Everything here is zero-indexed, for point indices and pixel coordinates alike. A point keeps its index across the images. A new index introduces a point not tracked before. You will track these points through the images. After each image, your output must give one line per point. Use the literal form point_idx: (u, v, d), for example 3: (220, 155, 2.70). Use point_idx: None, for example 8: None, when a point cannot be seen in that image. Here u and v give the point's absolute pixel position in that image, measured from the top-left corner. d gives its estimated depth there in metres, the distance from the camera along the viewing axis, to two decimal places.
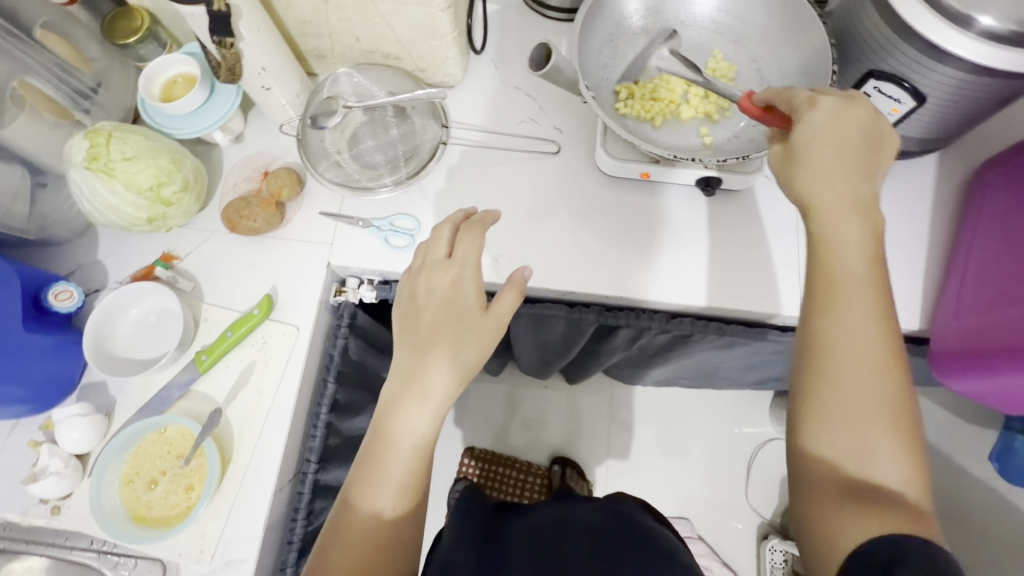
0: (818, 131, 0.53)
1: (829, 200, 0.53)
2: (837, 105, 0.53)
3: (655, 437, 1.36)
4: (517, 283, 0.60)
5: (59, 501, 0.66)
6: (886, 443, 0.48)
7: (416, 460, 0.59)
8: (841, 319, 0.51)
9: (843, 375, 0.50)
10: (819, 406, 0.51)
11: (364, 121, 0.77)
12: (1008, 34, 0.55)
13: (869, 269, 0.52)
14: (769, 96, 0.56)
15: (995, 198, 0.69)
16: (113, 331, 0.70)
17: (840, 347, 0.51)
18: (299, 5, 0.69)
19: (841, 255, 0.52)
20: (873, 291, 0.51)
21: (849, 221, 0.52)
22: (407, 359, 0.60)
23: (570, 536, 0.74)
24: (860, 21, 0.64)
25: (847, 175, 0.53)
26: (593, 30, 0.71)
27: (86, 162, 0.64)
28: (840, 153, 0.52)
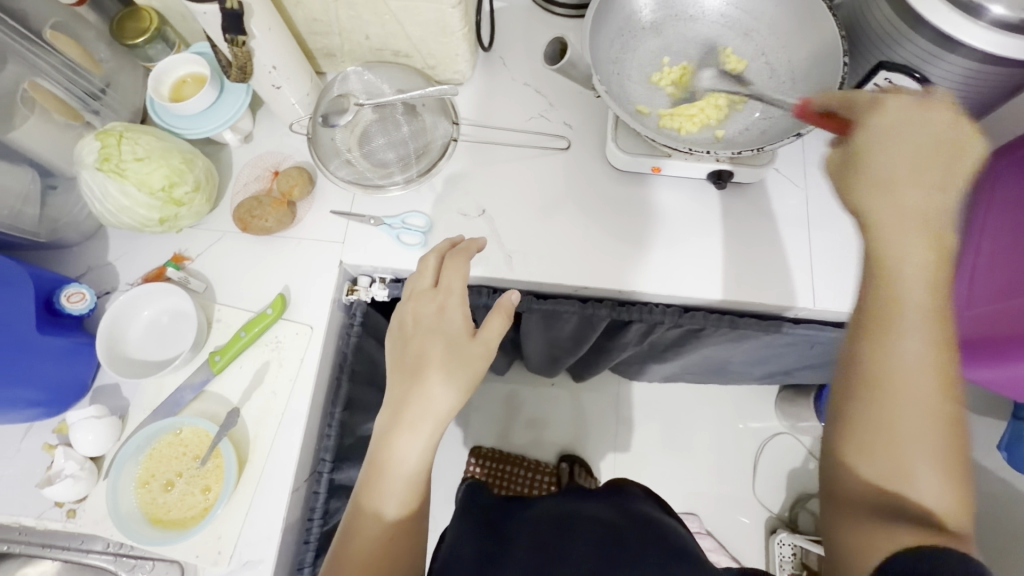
0: (874, 141, 0.50)
1: (892, 217, 0.49)
2: (903, 109, 0.50)
3: (663, 433, 1.36)
4: (504, 308, 0.61)
5: (75, 504, 0.66)
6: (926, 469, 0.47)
7: (410, 487, 0.60)
8: (899, 346, 0.48)
9: (896, 402, 0.48)
10: (863, 431, 0.49)
11: (374, 118, 0.76)
12: (1018, 22, 0.55)
13: (931, 291, 0.48)
14: (828, 100, 0.55)
15: (1007, 184, 0.69)
16: (127, 333, 0.70)
17: (896, 372, 0.48)
18: (309, 3, 0.69)
19: (906, 276, 0.49)
20: (937, 318, 0.48)
21: (916, 238, 0.49)
22: (398, 385, 0.61)
23: (575, 528, 0.74)
24: (868, 13, 0.65)
25: (917, 187, 0.49)
26: (604, 24, 0.71)
27: (97, 163, 0.64)
28: (910, 161, 0.49)
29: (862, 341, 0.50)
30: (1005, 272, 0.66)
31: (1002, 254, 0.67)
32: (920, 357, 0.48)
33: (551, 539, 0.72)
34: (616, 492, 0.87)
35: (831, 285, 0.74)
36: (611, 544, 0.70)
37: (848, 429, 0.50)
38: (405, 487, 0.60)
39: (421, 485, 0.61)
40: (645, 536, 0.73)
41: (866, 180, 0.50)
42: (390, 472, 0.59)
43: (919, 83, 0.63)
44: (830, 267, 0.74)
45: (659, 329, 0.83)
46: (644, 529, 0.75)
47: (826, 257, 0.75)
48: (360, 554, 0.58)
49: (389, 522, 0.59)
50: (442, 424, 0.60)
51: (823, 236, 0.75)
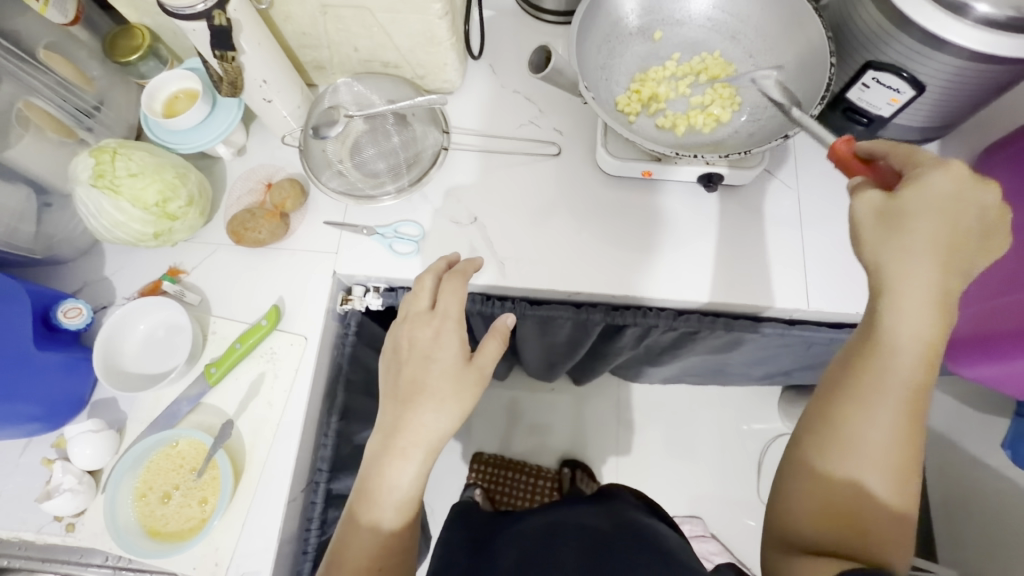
0: (921, 203, 0.46)
1: (902, 292, 0.47)
2: (961, 181, 0.46)
3: (668, 436, 1.35)
4: (500, 332, 0.62)
5: (73, 518, 0.66)
6: (871, 492, 0.49)
7: (401, 513, 0.60)
8: (872, 415, 0.49)
9: (854, 462, 0.50)
10: (821, 467, 0.51)
11: (365, 129, 0.77)
12: (1005, 20, 0.55)
13: (922, 372, 0.48)
14: (879, 147, 0.51)
15: (1000, 180, 0.69)
16: (123, 347, 0.71)
17: (864, 434, 0.49)
18: (298, 17, 0.70)
19: (900, 354, 0.48)
20: (914, 398, 0.49)
21: (921, 315, 0.47)
22: (389, 410, 0.61)
23: (562, 530, 0.76)
24: (857, 14, 0.65)
25: (931, 263, 0.47)
26: (591, 31, 0.71)
27: (92, 179, 0.65)
28: (937, 234, 0.46)
29: (847, 397, 0.50)
30: (999, 266, 0.65)
31: (999, 247, 0.66)
32: (890, 432, 0.49)
33: (537, 552, 0.72)
34: (606, 501, 0.86)
35: (826, 287, 0.73)
36: (596, 556, 0.69)
37: (807, 465, 0.52)
38: (397, 509, 0.60)
39: (414, 509, 0.61)
40: (635, 543, 0.72)
41: (893, 244, 0.47)
42: (381, 493, 0.60)
43: (907, 82, 0.63)
44: (823, 268, 0.74)
45: (653, 333, 0.83)
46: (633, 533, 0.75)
47: (820, 257, 0.75)
48: (353, 565, 0.58)
49: (380, 536, 0.60)
50: (433, 450, 0.60)
51: (816, 237, 0.75)
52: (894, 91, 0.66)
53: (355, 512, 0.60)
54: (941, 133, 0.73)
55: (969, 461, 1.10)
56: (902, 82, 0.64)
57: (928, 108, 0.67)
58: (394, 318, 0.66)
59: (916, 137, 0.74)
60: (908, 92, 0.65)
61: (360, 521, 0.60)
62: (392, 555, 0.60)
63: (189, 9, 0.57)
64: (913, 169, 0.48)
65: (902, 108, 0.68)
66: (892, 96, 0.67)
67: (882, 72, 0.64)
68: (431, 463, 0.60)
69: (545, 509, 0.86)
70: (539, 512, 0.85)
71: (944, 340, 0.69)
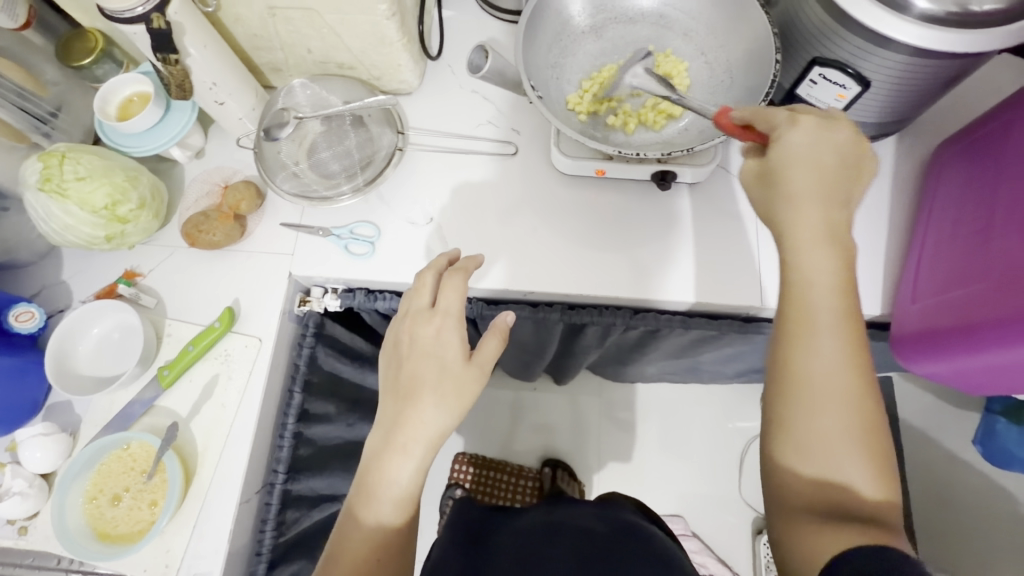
0: (785, 156, 0.52)
1: (802, 238, 0.52)
2: (809, 132, 0.52)
3: (661, 434, 1.35)
4: (500, 329, 0.61)
5: (26, 521, 0.67)
6: (841, 437, 0.50)
7: (400, 510, 0.60)
8: (813, 353, 0.51)
9: (816, 404, 0.50)
10: (791, 429, 0.51)
11: (321, 131, 0.77)
12: (946, 15, 0.54)
13: (840, 300, 0.51)
14: (746, 115, 0.56)
15: (952, 175, 0.69)
16: (76, 350, 0.71)
17: (812, 376, 0.50)
18: (248, 20, 0.70)
19: (814, 279, 0.51)
20: (846, 322, 0.51)
21: (822, 252, 0.51)
22: (390, 406, 0.60)
23: (558, 536, 0.74)
24: (803, 12, 0.64)
25: (814, 201, 0.51)
26: (540, 30, 0.71)
27: (39, 184, 0.66)
28: (814, 183, 0.51)
29: (785, 338, 0.52)
30: (946, 262, 0.65)
31: (944, 242, 0.66)
32: (835, 360, 0.50)
33: (534, 553, 0.72)
34: (604, 502, 0.85)
35: (782, 284, 0.73)
36: (590, 560, 0.69)
37: (781, 431, 0.52)
38: (395, 503, 0.59)
39: (413, 505, 0.61)
40: (631, 546, 0.72)
41: (779, 198, 0.53)
42: (381, 488, 0.59)
43: (853, 78, 0.63)
44: (776, 266, 0.74)
45: (616, 332, 0.82)
46: (628, 535, 0.75)
47: (776, 254, 0.74)
48: (351, 560, 0.58)
49: (381, 531, 0.59)
50: (433, 447, 0.59)
51: (771, 235, 0.75)
52: (841, 87, 0.65)
53: (356, 499, 0.59)
54: (897, 128, 0.73)
55: (945, 458, 1.09)
56: (848, 78, 0.64)
57: (878, 104, 0.67)
58: (395, 315, 0.64)
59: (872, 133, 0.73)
60: (854, 88, 0.65)
61: (361, 516, 0.59)
62: (389, 554, 0.59)
63: (127, 13, 0.57)
64: (770, 128, 0.54)
65: (852, 103, 0.68)
66: (839, 92, 0.66)
67: (827, 68, 0.64)
68: (430, 461, 0.59)
69: (546, 505, 0.85)
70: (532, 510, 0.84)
71: (897, 336, 0.69)
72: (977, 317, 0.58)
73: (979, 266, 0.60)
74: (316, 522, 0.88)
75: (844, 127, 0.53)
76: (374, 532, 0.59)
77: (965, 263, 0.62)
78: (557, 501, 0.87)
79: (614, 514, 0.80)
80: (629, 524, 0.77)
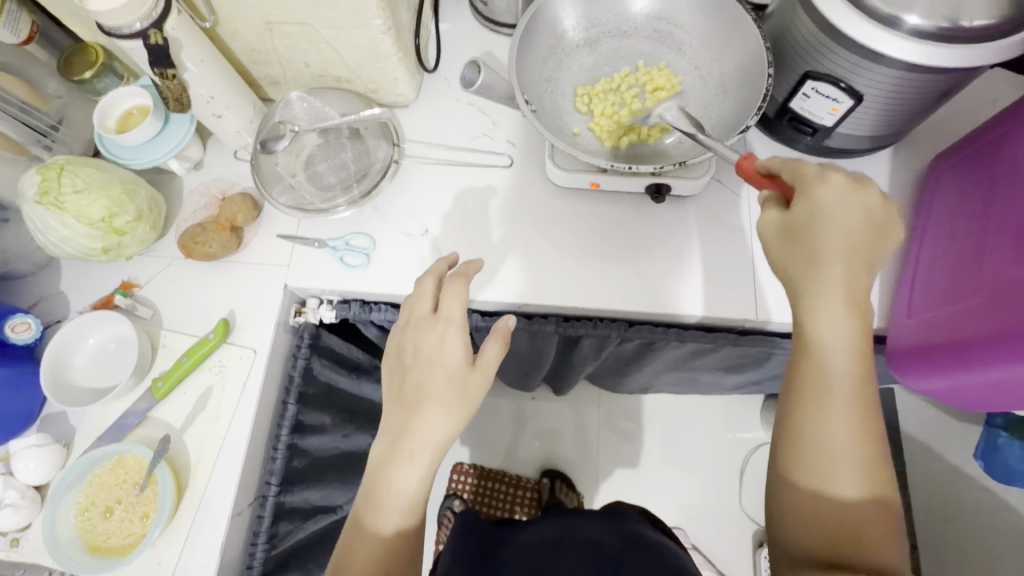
0: (813, 215, 0.52)
1: (822, 304, 0.51)
2: (841, 191, 0.51)
3: (660, 445, 1.34)
4: (501, 334, 0.60)
5: (18, 533, 0.67)
6: (851, 496, 0.51)
7: (408, 518, 0.59)
8: (826, 417, 0.51)
9: (828, 466, 0.51)
10: (804, 491, 0.52)
11: (319, 143, 0.78)
12: (936, 30, 0.55)
13: (856, 365, 0.51)
14: (774, 164, 0.56)
15: (948, 188, 0.69)
16: (71, 361, 0.71)
17: (825, 441, 0.51)
18: (245, 35, 0.71)
19: (833, 351, 0.51)
20: (860, 391, 0.51)
21: (840, 319, 0.51)
22: (395, 415, 0.59)
23: (566, 549, 0.73)
24: (795, 27, 0.64)
25: (840, 268, 0.51)
26: (534, 44, 0.72)
27: (37, 197, 0.67)
28: (839, 244, 0.51)
29: (795, 403, 0.53)
30: (942, 275, 0.65)
31: (939, 257, 0.66)
32: (847, 428, 0.51)
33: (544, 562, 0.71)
34: (610, 515, 0.84)
35: (776, 296, 0.73)
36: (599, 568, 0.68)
37: (792, 485, 0.53)
38: (402, 510, 0.59)
39: (420, 514, 0.60)
40: (641, 557, 0.71)
41: (797, 259, 0.53)
42: (387, 498, 0.58)
43: (845, 92, 0.63)
44: (773, 279, 0.73)
45: (612, 344, 0.82)
46: (638, 548, 0.73)
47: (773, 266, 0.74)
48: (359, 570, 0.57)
49: (387, 544, 0.58)
50: (439, 454, 0.59)
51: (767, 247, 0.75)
52: (834, 100, 0.65)
53: (363, 505, 0.59)
54: (893, 140, 0.72)
55: (950, 472, 1.07)
56: (840, 92, 0.64)
57: (871, 118, 0.67)
58: (396, 322, 0.64)
59: (869, 146, 0.73)
60: (847, 102, 0.65)
61: (367, 525, 0.59)
62: (399, 563, 0.59)
63: (126, 29, 0.58)
64: (798, 180, 0.54)
65: (844, 117, 0.68)
66: (832, 105, 0.66)
67: (820, 82, 0.64)
68: (436, 468, 0.59)
69: (552, 517, 0.85)
70: (539, 523, 0.83)
71: (890, 350, 0.69)
72: (965, 335, 0.59)
73: (975, 282, 0.60)
74: (309, 535, 0.87)
75: (876, 191, 0.53)
76: (379, 538, 0.58)
77: (961, 278, 0.62)
78: (561, 514, 0.86)
79: (620, 527, 0.79)
80: (638, 538, 0.76)
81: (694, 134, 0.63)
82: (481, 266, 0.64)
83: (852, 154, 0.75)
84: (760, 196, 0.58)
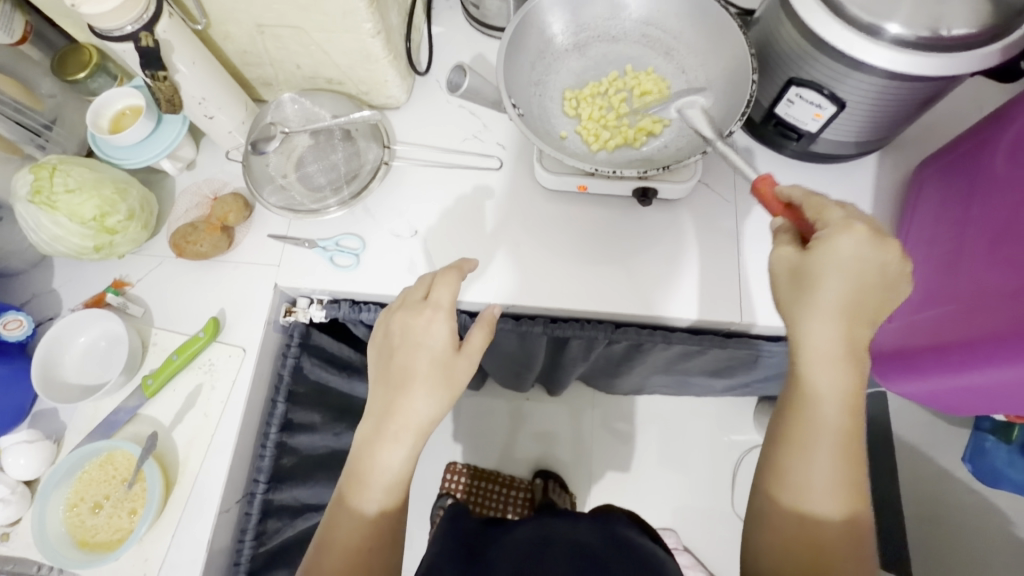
0: (828, 264, 0.51)
1: (817, 355, 0.53)
2: (861, 244, 0.51)
3: (652, 446, 1.34)
4: (487, 320, 0.62)
5: (8, 528, 0.68)
6: (825, 538, 0.53)
7: (389, 499, 0.60)
8: (811, 459, 0.53)
9: (806, 504, 0.53)
10: (781, 524, 0.54)
11: (310, 144, 0.79)
12: (917, 40, 0.56)
13: (846, 415, 0.53)
14: (796, 196, 0.56)
15: (929, 193, 0.70)
16: (63, 359, 0.72)
17: (806, 481, 0.53)
18: (236, 37, 0.72)
19: (826, 398, 0.53)
20: (846, 440, 0.53)
21: (836, 369, 0.52)
22: (380, 396, 0.60)
23: (552, 548, 0.75)
24: (779, 34, 0.65)
25: (840, 321, 0.52)
26: (523, 49, 0.73)
27: (29, 195, 0.67)
28: (843, 297, 0.52)
29: (781, 442, 0.55)
30: (926, 274, 0.65)
31: (921, 261, 0.67)
32: (831, 472, 0.53)
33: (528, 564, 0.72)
34: (598, 518, 0.85)
35: (761, 300, 0.73)
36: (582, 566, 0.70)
37: (770, 518, 0.55)
38: (385, 491, 0.60)
39: (402, 496, 0.61)
40: (624, 558, 0.73)
41: (803, 304, 0.53)
42: (370, 477, 0.59)
43: (828, 99, 0.64)
44: (758, 282, 0.74)
45: (600, 345, 0.82)
46: (622, 550, 0.75)
47: (759, 271, 0.74)
48: (343, 546, 0.58)
49: (368, 521, 0.59)
50: (423, 434, 0.60)
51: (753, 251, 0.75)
52: (817, 106, 0.66)
53: (347, 485, 0.60)
54: (878, 145, 0.73)
55: (938, 475, 1.07)
56: (823, 98, 0.64)
57: (855, 124, 0.67)
58: (386, 305, 0.64)
59: (854, 151, 0.73)
60: (830, 108, 0.65)
61: (349, 504, 0.59)
62: (378, 543, 0.59)
63: (117, 32, 0.59)
64: (817, 223, 0.53)
65: (828, 123, 0.68)
66: (816, 111, 0.67)
67: (803, 88, 0.65)
68: (421, 446, 0.60)
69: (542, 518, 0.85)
70: (528, 523, 0.84)
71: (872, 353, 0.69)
72: (944, 339, 0.60)
73: (955, 285, 0.61)
74: (297, 533, 0.88)
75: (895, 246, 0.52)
76: (360, 519, 0.59)
77: (943, 281, 0.63)
78: (550, 514, 0.88)
79: (608, 529, 0.80)
80: (623, 540, 0.78)
81: (714, 141, 0.61)
82: (475, 267, 0.65)
83: (837, 159, 0.76)
84: (773, 223, 0.57)
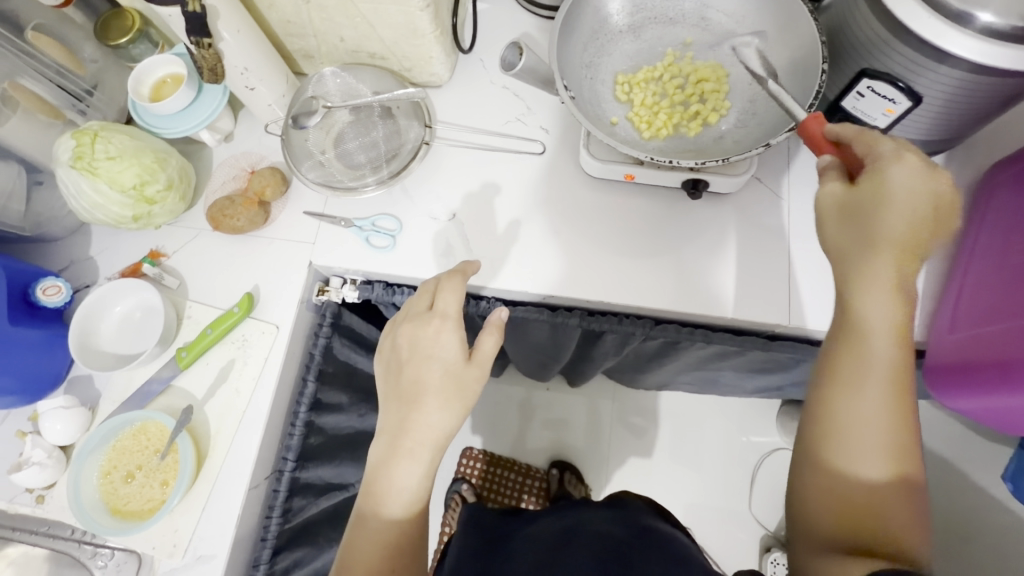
0: (881, 195, 0.49)
1: (868, 286, 0.50)
2: (914, 172, 0.48)
3: (672, 444, 1.32)
4: (495, 326, 0.59)
5: (44, 490, 0.69)
6: (876, 478, 0.50)
7: (411, 514, 0.59)
8: (858, 396, 0.51)
9: (853, 442, 0.50)
10: (830, 469, 0.51)
11: (350, 120, 0.77)
12: (1010, 31, 0.51)
13: (896, 350, 0.50)
14: (844, 133, 0.53)
15: (1002, 200, 0.66)
16: (99, 326, 0.72)
17: (853, 422, 0.51)
18: (281, 6, 0.69)
19: (872, 331, 0.50)
20: (895, 375, 0.50)
21: (883, 299, 0.49)
22: (392, 412, 0.59)
23: (577, 540, 0.72)
24: (855, 21, 0.61)
25: (891, 250, 0.49)
26: (576, 28, 0.70)
27: (71, 161, 0.67)
28: (898, 225, 0.48)
29: (824, 383, 0.52)
30: (992, 292, 0.61)
31: (987, 276, 0.63)
32: (877, 409, 0.50)
33: (555, 556, 0.70)
34: (616, 504, 0.82)
35: (810, 303, 0.70)
36: (609, 560, 0.68)
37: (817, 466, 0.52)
38: (406, 502, 0.59)
39: (424, 506, 0.61)
40: (653, 551, 0.69)
41: (854, 237, 0.50)
42: (387, 493, 0.58)
43: (903, 93, 0.60)
44: (810, 283, 0.70)
45: (634, 340, 0.80)
46: (649, 541, 0.72)
47: (812, 271, 0.71)
48: (365, 565, 0.57)
49: (391, 535, 0.58)
50: (440, 448, 0.58)
51: (803, 252, 0.72)
52: (890, 101, 0.62)
53: (368, 496, 0.58)
54: (946, 146, 0.69)
55: (972, 492, 1.04)
56: (897, 92, 0.60)
57: (927, 121, 0.63)
58: (392, 318, 0.63)
59: (920, 151, 0.69)
60: (904, 103, 0.61)
61: (370, 518, 0.58)
62: (405, 556, 0.58)
63: None
64: (866, 153, 0.51)
65: (898, 120, 0.64)
66: (888, 106, 0.63)
67: (876, 81, 0.61)
68: (437, 464, 0.59)
69: (561, 508, 0.84)
70: (550, 513, 0.82)
71: (928, 366, 0.66)
72: (1016, 355, 0.56)
73: (1023, 302, 0.58)
74: (322, 511, 0.88)
75: (947, 176, 0.49)
76: (386, 529, 0.58)
77: (1011, 297, 0.59)
78: (569, 503, 0.85)
79: (630, 517, 0.78)
80: (647, 530, 0.75)
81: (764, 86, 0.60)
82: (474, 270, 0.63)
83: None
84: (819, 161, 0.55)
